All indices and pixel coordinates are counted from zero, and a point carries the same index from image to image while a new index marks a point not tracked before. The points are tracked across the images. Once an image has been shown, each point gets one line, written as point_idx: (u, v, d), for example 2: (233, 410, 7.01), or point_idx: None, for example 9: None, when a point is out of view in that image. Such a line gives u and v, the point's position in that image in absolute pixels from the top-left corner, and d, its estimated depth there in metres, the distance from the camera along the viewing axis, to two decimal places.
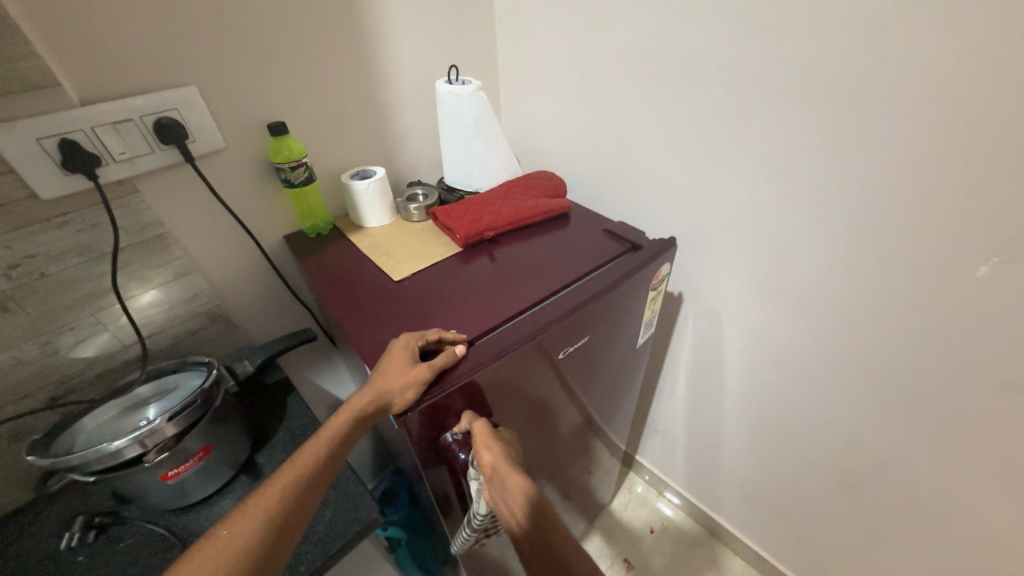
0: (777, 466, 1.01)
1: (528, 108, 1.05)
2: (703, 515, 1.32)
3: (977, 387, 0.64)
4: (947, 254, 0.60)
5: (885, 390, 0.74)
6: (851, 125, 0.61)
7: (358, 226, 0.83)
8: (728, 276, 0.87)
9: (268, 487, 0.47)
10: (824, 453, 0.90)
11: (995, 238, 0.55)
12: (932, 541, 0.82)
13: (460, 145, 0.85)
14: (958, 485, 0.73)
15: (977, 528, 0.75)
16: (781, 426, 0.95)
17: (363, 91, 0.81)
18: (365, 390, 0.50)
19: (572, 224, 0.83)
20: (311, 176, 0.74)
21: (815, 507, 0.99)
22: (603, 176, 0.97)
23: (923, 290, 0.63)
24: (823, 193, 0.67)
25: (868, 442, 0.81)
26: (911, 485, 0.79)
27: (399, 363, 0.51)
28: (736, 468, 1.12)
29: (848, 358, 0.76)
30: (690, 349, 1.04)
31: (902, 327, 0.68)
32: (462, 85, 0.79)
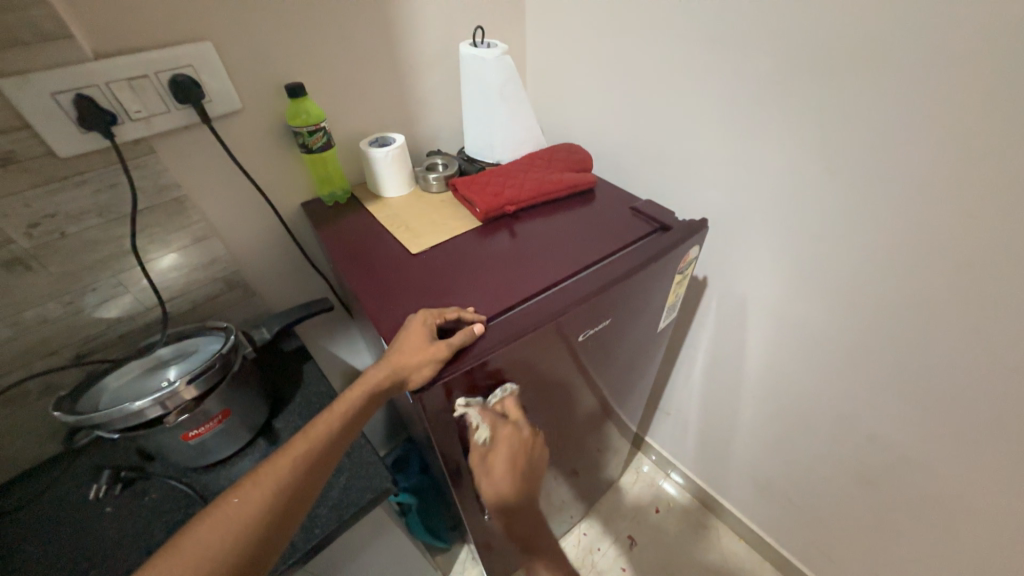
0: (791, 456, 0.99)
1: (555, 74, 0.99)
2: (710, 498, 1.32)
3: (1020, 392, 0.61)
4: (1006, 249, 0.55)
5: (916, 388, 0.71)
6: (913, 102, 0.54)
7: (376, 195, 0.81)
8: (758, 262, 0.83)
9: (281, 455, 0.47)
10: (843, 448, 0.87)
11: None
12: (948, 540, 0.80)
13: (483, 113, 0.81)
14: (984, 489, 0.70)
15: (999, 533, 0.72)
16: (801, 417, 0.92)
17: (383, 51, 0.77)
18: (380, 365, 0.49)
19: (597, 200, 0.79)
20: (329, 141, 0.72)
21: (827, 499, 0.97)
22: (630, 150, 0.92)
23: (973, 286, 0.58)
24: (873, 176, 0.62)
25: (892, 440, 0.78)
26: (933, 485, 0.76)
27: (416, 339, 0.50)
28: (748, 455, 1.11)
29: (879, 354, 0.73)
30: (710, 335, 1.02)
31: (944, 325, 0.63)
32: (487, 48, 0.75)
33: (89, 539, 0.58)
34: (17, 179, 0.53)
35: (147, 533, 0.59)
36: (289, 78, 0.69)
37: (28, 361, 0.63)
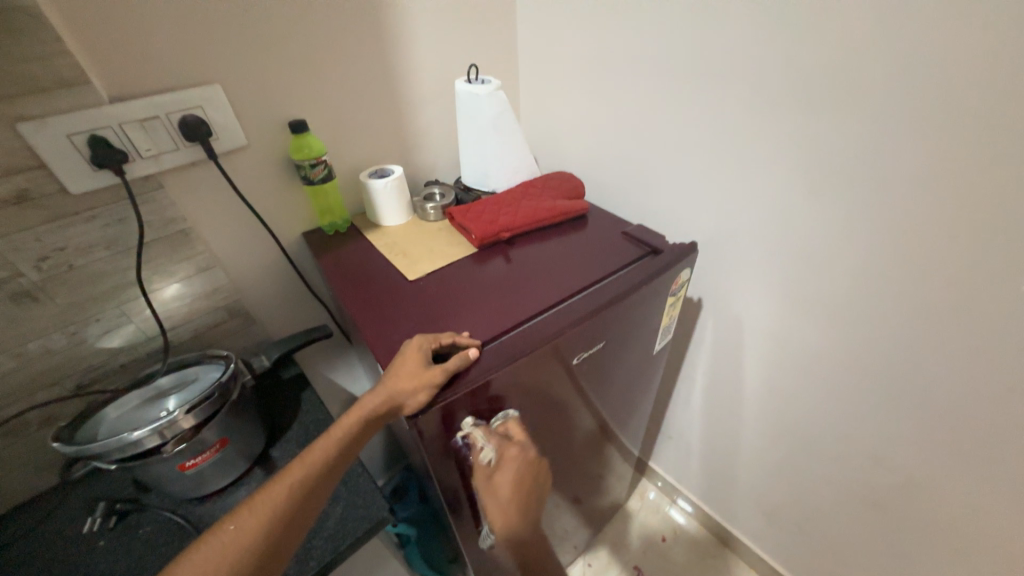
0: (797, 479, 0.98)
1: (548, 107, 1.03)
2: (717, 526, 1.28)
3: (1017, 409, 0.61)
4: (988, 266, 0.56)
5: (913, 405, 0.71)
6: (891, 127, 0.57)
7: (375, 224, 0.83)
8: (750, 283, 0.84)
9: (276, 482, 0.47)
10: (848, 469, 0.86)
11: None
12: (962, 565, 0.78)
13: (478, 145, 0.84)
14: (992, 509, 0.69)
15: (1012, 555, 0.71)
16: (803, 438, 0.91)
17: (383, 89, 0.81)
18: (376, 390, 0.50)
19: (590, 225, 0.81)
20: (330, 174, 0.74)
21: (836, 524, 0.95)
22: (622, 178, 0.95)
23: (964, 301, 0.60)
24: (856, 198, 0.64)
25: (896, 460, 0.77)
26: (940, 506, 0.75)
27: (411, 364, 0.50)
28: (753, 480, 1.09)
29: (876, 372, 0.73)
30: (708, 357, 1.02)
31: (938, 341, 0.64)
32: (481, 84, 0.79)
33: (81, 574, 0.57)
34: (31, 215, 0.55)
35: (140, 568, 0.58)
36: (293, 116, 0.73)
37: (29, 391, 0.64)
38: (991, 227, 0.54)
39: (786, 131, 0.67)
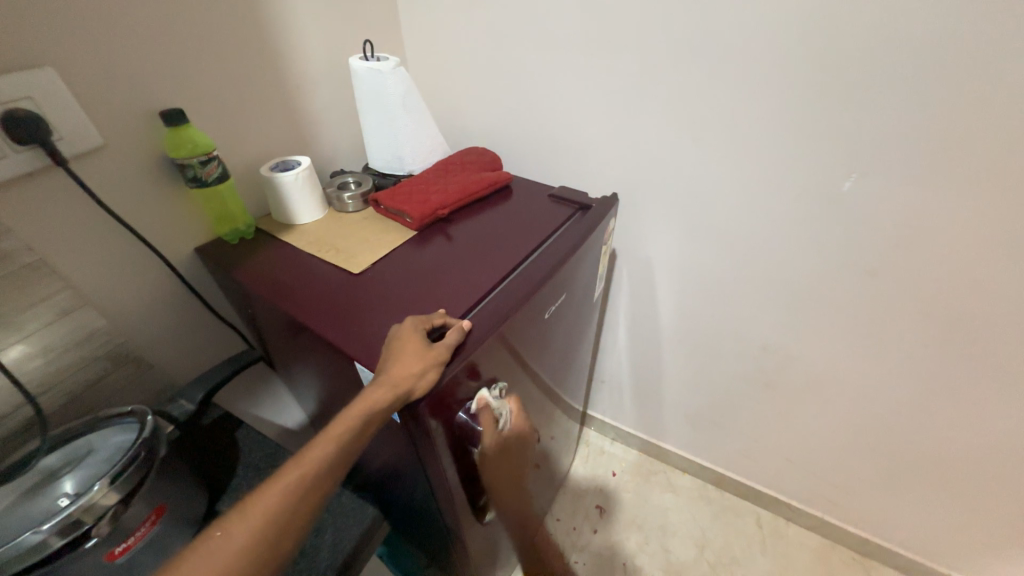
0: (712, 384, 1.17)
1: (444, 85, 1.01)
2: (654, 447, 1.46)
3: (847, 279, 0.83)
4: (822, 177, 0.75)
5: (788, 295, 0.91)
6: (751, 77, 0.72)
7: (286, 225, 0.73)
8: (657, 227, 0.97)
9: (269, 485, 0.42)
10: (748, 361, 1.07)
11: (854, 158, 0.72)
12: (829, 408, 1.03)
13: (388, 126, 0.79)
14: (843, 359, 0.94)
15: (859, 391, 0.96)
16: (713, 347, 1.10)
17: (270, 72, 0.71)
18: (380, 381, 0.46)
19: (516, 194, 0.84)
20: (224, 171, 0.63)
21: (745, 410, 1.17)
22: (531, 145, 0.99)
23: (814, 203, 0.79)
24: (727, 140, 0.79)
25: (780, 342, 0.99)
26: (812, 367, 0.99)
27: (412, 347, 0.49)
28: (678, 396, 1.27)
29: (757, 277, 0.92)
30: (628, 300, 1.14)
31: (797, 240, 0.84)
32: (381, 61, 0.74)
33: None
34: None
35: None
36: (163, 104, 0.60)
37: None
38: (822, 147, 0.73)
39: (676, 84, 0.78)
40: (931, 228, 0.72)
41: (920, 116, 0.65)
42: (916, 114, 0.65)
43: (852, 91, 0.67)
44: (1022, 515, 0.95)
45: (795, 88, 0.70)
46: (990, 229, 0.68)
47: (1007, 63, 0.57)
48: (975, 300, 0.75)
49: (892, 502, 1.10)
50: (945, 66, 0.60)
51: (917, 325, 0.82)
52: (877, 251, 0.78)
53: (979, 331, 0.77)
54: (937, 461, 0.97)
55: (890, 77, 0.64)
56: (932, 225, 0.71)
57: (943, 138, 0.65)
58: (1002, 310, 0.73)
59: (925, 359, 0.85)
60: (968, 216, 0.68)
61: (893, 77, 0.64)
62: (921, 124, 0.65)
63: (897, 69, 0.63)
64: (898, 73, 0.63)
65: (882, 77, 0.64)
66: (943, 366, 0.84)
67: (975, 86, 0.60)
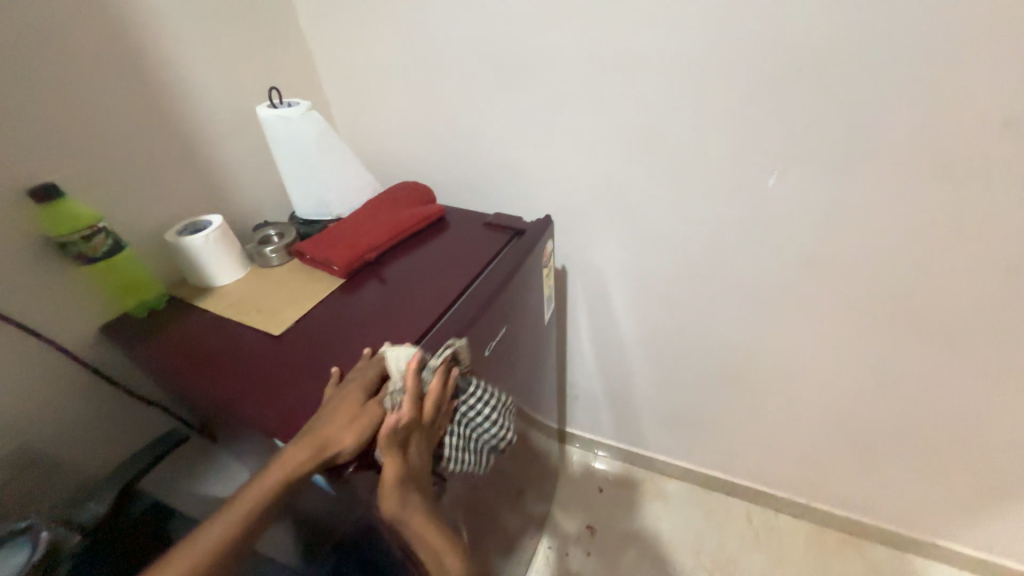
0: (682, 385, 1.16)
1: (366, 123, 0.98)
2: (636, 456, 1.43)
3: (787, 269, 0.85)
4: (748, 175, 0.77)
5: (736, 288, 0.92)
6: (663, 88, 0.74)
7: (204, 288, 0.68)
8: (601, 238, 0.96)
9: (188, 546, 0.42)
10: (711, 359, 1.07)
11: (772, 154, 0.74)
12: (795, 395, 1.04)
13: (306, 170, 0.76)
14: (797, 345, 0.95)
15: (819, 374, 0.98)
16: (677, 350, 1.09)
17: (171, 132, 0.68)
18: (312, 439, 0.46)
19: (451, 225, 0.81)
20: (117, 242, 0.59)
21: (717, 407, 1.16)
22: (462, 172, 0.97)
23: (746, 200, 0.80)
24: (652, 149, 0.80)
25: (737, 336, 1.00)
26: (770, 357, 1.00)
27: (351, 404, 0.49)
28: (651, 403, 1.26)
29: (706, 276, 0.93)
30: (586, 313, 1.12)
31: (735, 234, 0.85)
32: (289, 107, 0.71)
33: None
34: None
35: None
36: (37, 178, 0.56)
37: None
38: (742, 147, 0.75)
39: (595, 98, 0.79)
40: (852, 210, 0.75)
41: (822, 109, 0.68)
42: (819, 101, 0.68)
43: (756, 92, 0.70)
44: (987, 470, 0.98)
45: (706, 89, 0.72)
46: (903, 200, 0.72)
47: (885, 46, 0.62)
48: (904, 273, 0.78)
49: (868, 477, 1.12)
50: (834, 63, 0.65)
51: (858, 304, 0.84)
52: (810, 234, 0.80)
53: (914, 301, 0.80)
54: (902, 430, 0.99)
55: (786, 78, 0.68)
56: (853, 203, 0.74)
57: (847, 127, 0.68)
58: (930, 275, 0.77)
59: (870, 331, 0.87)
60: (881, 191, 0.72)
61: (791, 76, 0.67)
62: (821, 115, 0.69)
63: (792, 68, 0.67)
64: (793, 73, 0.67)
65: (781, 78, 0.68)
66: (887, 335, 0.86)
67: (863, 77, 0.64)
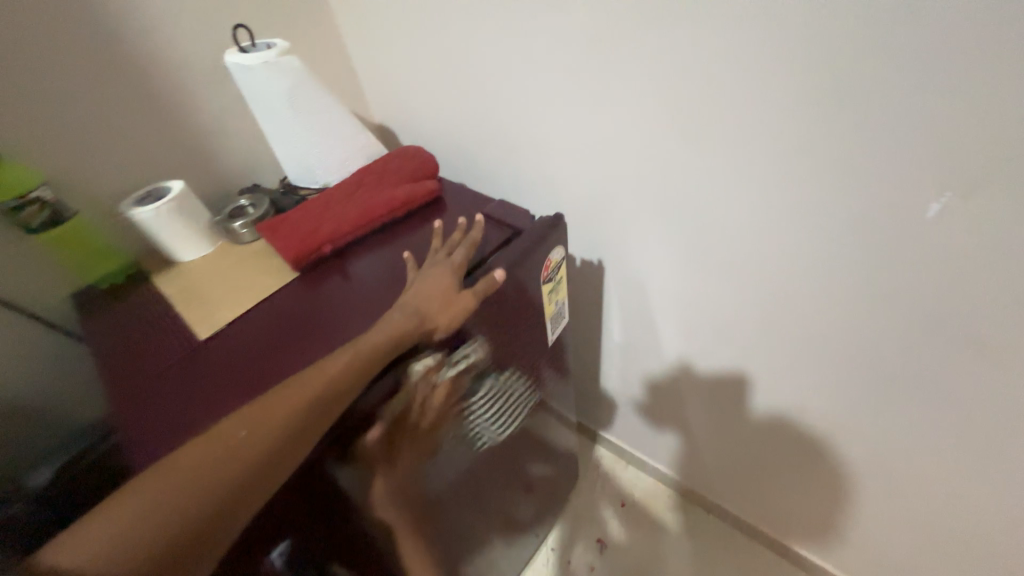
0: (745, 448, 0.85)
1: (377, 68, 0.78)
2: (675, 499, 1.10)
3: (945, 353, 0.50)
4: (894, 195, 0.43)
5: (855, 348, 0.57)
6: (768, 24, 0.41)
7: (169, 263, 0.63)
8: (649, 246, 0.68)
9: (290, 389, 0.40)
10: (792, 432, 0.74)
11: (952, 165, 0.39)
12: (921, 520, 0.67)
13: (286, 132, 0.65)
14: (937, 459, 0.59)
15: (976, 512, 0.60)
16: (740, 407, 0.78)
17: (123, 82, 0.59)
18: (404, 313, 0.46)
19: (442, 212, 0.65)
20: (59, 214, 0.54)
21: (791, 489, 0.83)
22: (479, 129, 0.72)
23: (887, 230, 0.46)
24: (736, 126, 0.48)
25: (839, 419, 0.66)
26: (888, 460, 0.64)
27: (440, 286, 0.48)
28: (700, 456, 0.97)
29: (802, 326, 0.60)
30: (631, 332, 0.85)
31: (866, 277, 0.50)
32: (260, 51, 0.59)
33: None
34: None
35: None
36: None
37: None
38: (895, 141, 0.41)
39: (649, 17, 0.47)
40: None
41: None
42: None
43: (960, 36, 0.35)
44: None
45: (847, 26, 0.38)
46: None
47: None
48: None
49: None
50: None
51: None
52: (1011, 298, 0.43)
53: None
54: None
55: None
56: None
57: None
58: None
59: None
60: None
61: None
62: None
63: None
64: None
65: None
66: None
67: None
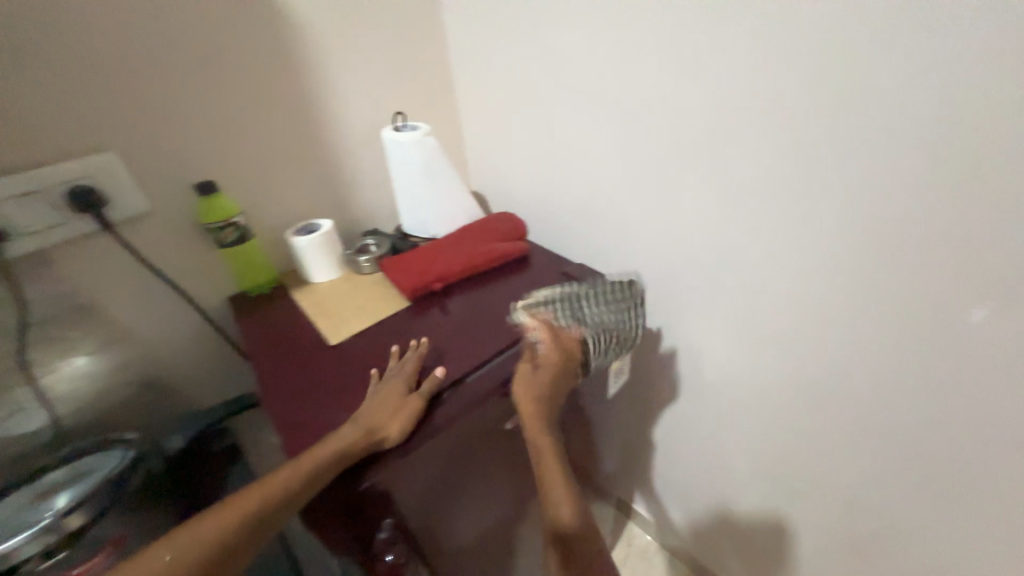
0: (792, 544, 0.83)
1: (486, 145, 0.93)
2: None
3: (1003, 464, 0.51)
4: (938, 302, 0.49)
5: (911, 449, 0.59)
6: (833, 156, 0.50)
7: (304, 282, 0.77)
8: (708, 325, 0.73)
9: (267, 481, 0.46)
10: (844, 531, 0.73)
11: (992, 283, 0.45)
12: None
13: (413, 191, 0.80)
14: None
15: None
16: (789, 497, 0.78)
17: (305, 143, 0.76)
18: (356, 423, 0.51)
19: (529, 269, 0.77)
20: (244, 236, 0.70)
21: None
22: (565, 204, 0.84)
23: (940, 336, 0.50)
24: (803, 230, 0.56)
25: (896, 524, 0.65)
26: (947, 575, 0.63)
27: (394, 394, 0.54)
28: (743, 549, 0.94)
29: (857, 420, 0.62)
30: (681, 404, 0.88)
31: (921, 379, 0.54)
32: (409, 132, 0.76)
33: None
34: None
35: None
36: (190, 168, 0.66)
37: None
38: (951, 262, 0.47)
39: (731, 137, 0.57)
40: None
41: None
42: None
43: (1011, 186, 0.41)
44: None
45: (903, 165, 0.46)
46: None
47: None
48: None
49: None
50: None
51: None
52: None
53: None
54: None
55: None
56: None
57: None
58: None
59: None
60: None
61: None
62: None
63: None
64: None
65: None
66: None
67: None
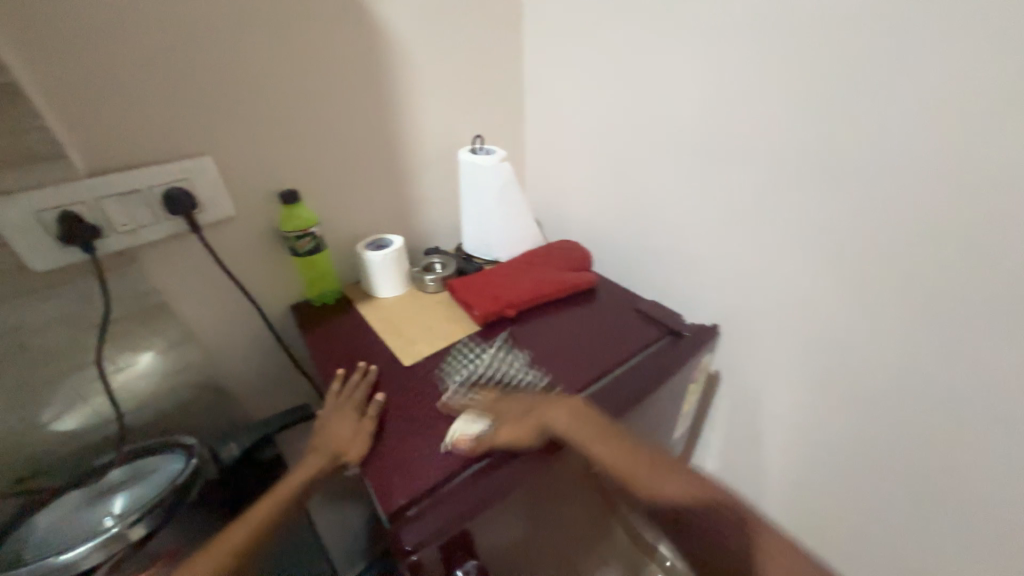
0: None
1: (551, 172, 0.94)
2: None
3: None
4: None
5: (988, 526, 0.57)
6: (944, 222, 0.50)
7: (369, 296, 0.77)
8: (774, 371, 0.73)
9: (237, 523, 0.49)
10: None
11: None
12: None
13: (482, 213, 0.80)
14: None
15: None
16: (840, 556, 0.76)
17: (383, 159, 0.77)
18: (312, 455, 0.53)
19: (598, 301, 0.75)
20: (320, 246, 0.70)
21: None
22: (630, 237, 0.84)
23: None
24: (898, 291, 0.55)
25: None
26: None
27: (346, 420, 0.54)
28: None
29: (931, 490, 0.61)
30: (731, 448, 0.86)
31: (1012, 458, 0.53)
32: (485, 155, 0.76)
33: None
34: None
35: None
36: (276, 177, 0.67)
37: None
38: None
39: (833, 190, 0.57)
40: None
41: None
42: None
43: None
44: None
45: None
46: None
47: None
48: None
49: None
50: None
51: None
52: None
53: None
54: None
55: None
56: None
57: None
58: None
59: None
60: None
61: None
62: None
63: None
64: None
65: None
66: None
67: None
